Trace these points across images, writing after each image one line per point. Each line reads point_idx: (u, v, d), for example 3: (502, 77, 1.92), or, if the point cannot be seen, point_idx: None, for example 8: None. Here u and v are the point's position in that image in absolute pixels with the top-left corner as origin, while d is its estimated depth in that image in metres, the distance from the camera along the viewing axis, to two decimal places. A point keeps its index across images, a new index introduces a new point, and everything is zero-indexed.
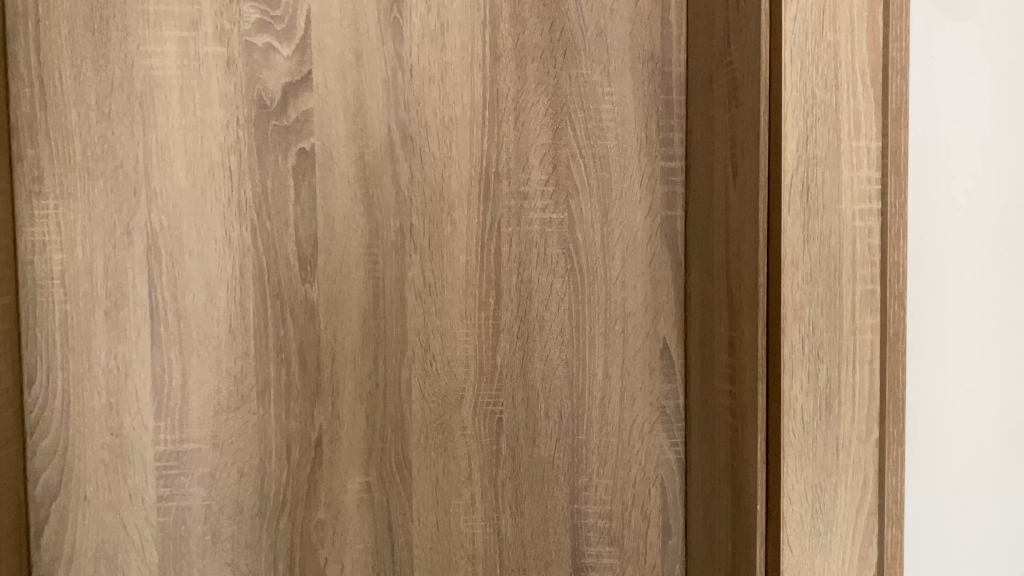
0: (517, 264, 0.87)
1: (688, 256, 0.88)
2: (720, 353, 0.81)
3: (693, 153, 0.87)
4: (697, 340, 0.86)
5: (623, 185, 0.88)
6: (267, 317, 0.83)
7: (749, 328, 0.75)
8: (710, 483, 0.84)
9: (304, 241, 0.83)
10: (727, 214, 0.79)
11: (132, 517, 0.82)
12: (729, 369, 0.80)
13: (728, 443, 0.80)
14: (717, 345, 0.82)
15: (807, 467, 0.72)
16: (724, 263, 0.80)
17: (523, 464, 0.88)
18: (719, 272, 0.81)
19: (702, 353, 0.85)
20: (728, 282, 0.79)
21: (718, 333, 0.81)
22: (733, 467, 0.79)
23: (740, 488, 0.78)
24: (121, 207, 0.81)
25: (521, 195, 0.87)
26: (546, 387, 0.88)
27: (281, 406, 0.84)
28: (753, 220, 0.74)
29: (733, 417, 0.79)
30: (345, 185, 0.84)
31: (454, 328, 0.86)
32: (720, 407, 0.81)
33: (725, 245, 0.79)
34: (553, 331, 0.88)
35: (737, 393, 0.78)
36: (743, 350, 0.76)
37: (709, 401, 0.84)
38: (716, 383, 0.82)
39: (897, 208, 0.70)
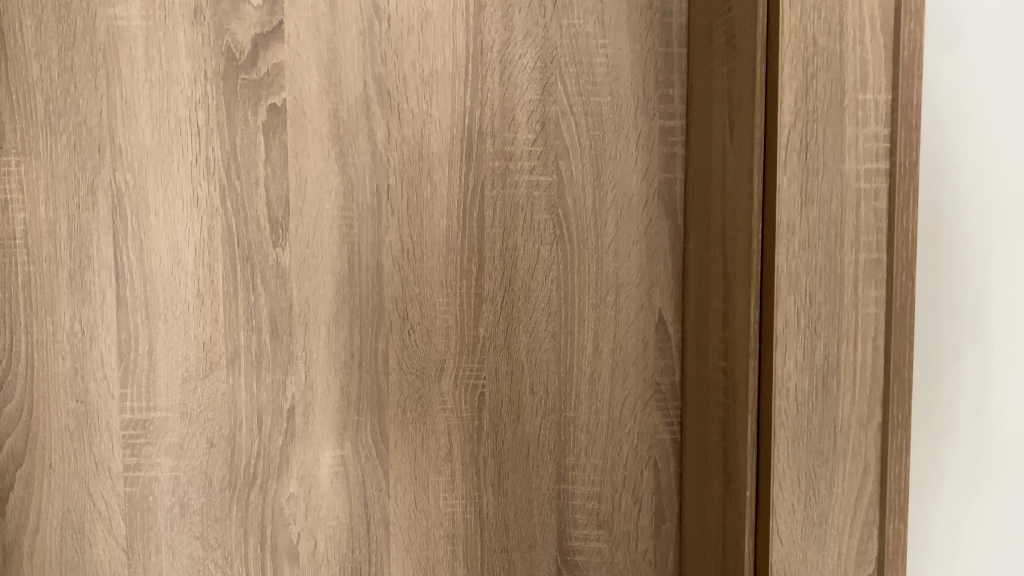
0: (502, 229, 0.82)
1: (686, 223, 0.82)
2: (715, 327, 0.75)
3: (693, 110, 0.80)
4: (694, 313, 0.80)
5: (618, 145, 0.82)
6: (236, 282, 0.80)
7: (742, 299, 0.69)
8: (703, 466, 0.79)
9: (275, 202, 0.79)
10: (723, 175, 0.73)
11: (97, 486, 0.80)
12: (722, 343, 0.74)
13: (721, 423, 0.74)
14: (712, 318, 0.76)
15: (801, 451, 0.66)
16: (720, 229, 0.73)
17: (506, 441, 0.83)
18: (715, 239, 0.75)
19: (698, 326, 0.79)
20: (723, 250, 0.73)
21: (713, 305, 0.75)
22: (725, 449, 0.73)
23: (730, 472, 0.72)
24: (84, 165, 0.78)
25: (506, 155, 0.81)
26: (532, 361, 0.83)
27: (252, 375, 0.81)
28: (748, 181, 0.67)
29: (725, 395, 0.73)
30: (319, 143, 0.79)
31: (434, 296, 0.82)
32: (714, 385, 0.76)
33: (721, 210, 0.73)
34: (540, 301, 0.83)
35: (730, 370, 0.72)
36: (736, 323, 0.70)
37: (703, 378, 0.78)
38: (711, 359, 0.76)
39: (907, 168, 0.63)
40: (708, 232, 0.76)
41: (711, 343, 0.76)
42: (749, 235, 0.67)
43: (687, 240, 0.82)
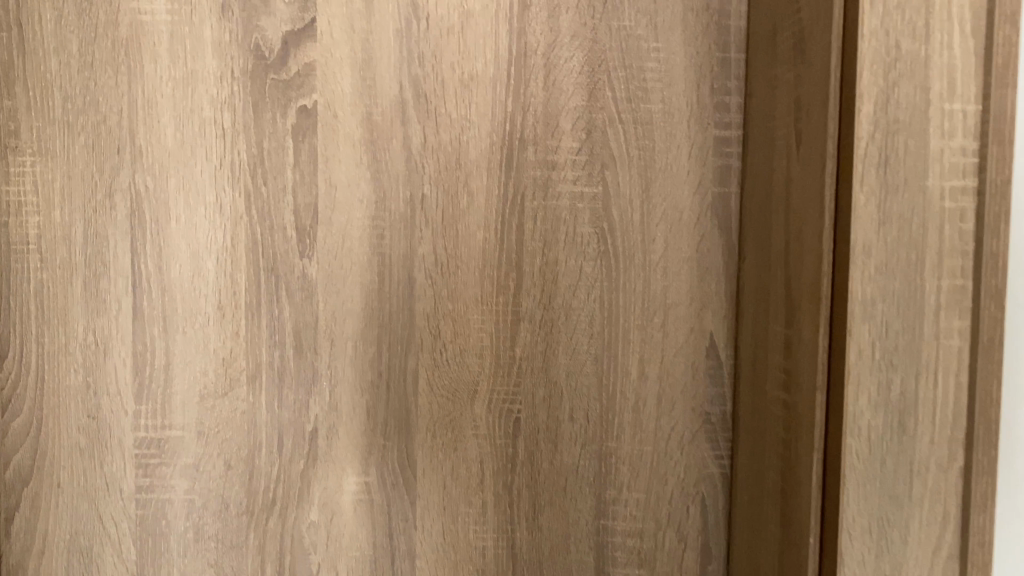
0: (543, 244, 0.76)
1: (742, 240, 0.76)
2: (775, 355, 0.69)
3: (751, 120, 0.75)
4: (750, 339, 0.74)
5: (669, 156, 0.76)
6: (259, 294, 0.75)
7: (809, 327, 0.63)
8: (757, 505, 0.73)
9: (303, 210, 0.75)
10: (788, 191, 0.67)
11: (108, 508, 0.75)
12: (784, 373, 0.67)
13: (779, 461, 0.68)
14: (771, 345, 0.70)
15: (873, 496, 0.59)
16: (783, 249, 0.67)
17: (542, 471, 0.78)
18: (777, 260, 0.69)
19: (755, 353, 0.73)
20: (786, 272, 0.67)
21: (774, 331, 0.69)
22: (784, 489, 0.67)
23: (790, 515, 0.66)
24: (103, 167, 0.73)
25: (549, 164, 0.76)
26: (572, 386, 0.77)
27: (274, 394, 0.76)
28: (818, 197, 0.61)
29: (786, 431, 0.67)
30: (350, 149, 0.75)
31: (469, 314, 0.76)
32: (773, 418, 0.69)
33: (785, 228, 0.67)
34: (582, 321, 0.77)
35: (792, 403, 0.66)
36: (801, 353, 0.64)
37: (760, 410, 0.72)
38: (770, 390, 0.70)
39: (998, 185, 0.57)
40: (769, 252, 0.70)
41: (770, 373, 0.70)
42: (819, 257, 0.61)
43: (743, 259, 0.76)
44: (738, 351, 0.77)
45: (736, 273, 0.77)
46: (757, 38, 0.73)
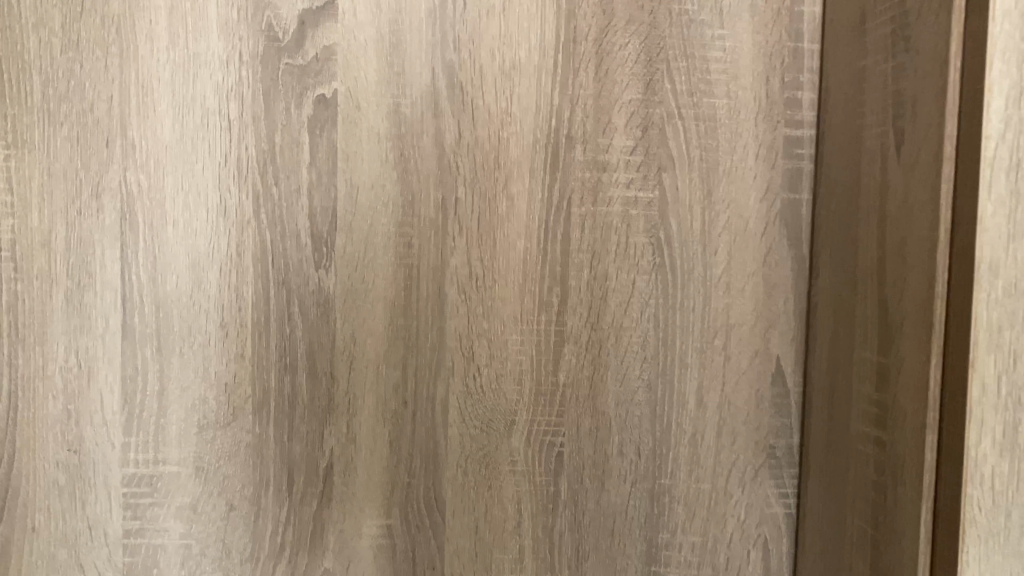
0: (591, 255, 0.67)
1: (815, 253, 0.68)
2: (863, 385, 0.60)
3: (828, 119, 0.66)
4: (826, 364, 0.66)
5: (734, 157, 0.68)
6: (268, 311, 0.65)
7: (914, 356, 0.54)
8: (834, 554, 0.64)
9: (319, 215, 0.65)
10: (884, 197, 0.58)
11: (91, 555, 0.65)
12: (876, 406, 0.59)
13: (869, 507, 0.59)
14: (858, 373, 0.61)
15: (997, 558, 0.50)
16: (877, 264, 0.59)
17: (586, 512, 0.69)
18: (868, 276, 0.60)
19: (833, 380, 0.65)
20: (881, 290, 0.58)
21: (861, 358, 0.61)
22: (874, 540, 0.58)
23: (885, 572, 0.57)
24: (89, 163, 0.64)
25: (599, 164, 0.67)
26: (622, 415, 0.68)
27: (283, 424, 0.66)
28: (930, 205, 0.53)
29: (879, 473, 0.58)
30: (374, 145, 0.65)
31: (506, 334, 0.67)
32: (858, 457, 0.61)
33: (880, 240, 0.58)
34: (634, 343, 0.68)
35: (888, 442, 0.57)
36: (902, 385, 0.56)
37: (840, 446, 0.63)
38: (854, 424, 0.62)
39: None
40: (855, 267, 0.62)
41: (855, 404, 0.61)
42: (931, 275, 0.53)
43: (816, 274, 0.68)
44: (809, 377, 0.68)
45: (807, 290, 0.69)
46: (838, 25, 0.65)
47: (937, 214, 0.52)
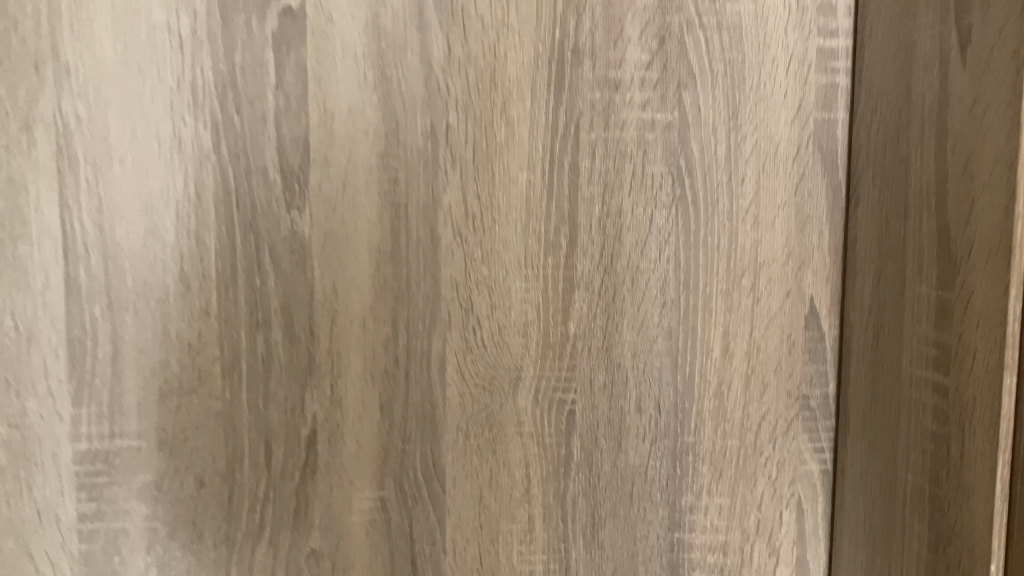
0: (602, 187, 0.60)
1: (854, 179, 0.60)
2: (919, 326, 0.53)
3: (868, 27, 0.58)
4: (869, 305, 0.58)
5: (762, 72, 0.60)
6: (235, 260, 0.57)
7: (986, 287, 0.47)
8: (881, 514, 0.57)
9: (290, 147, 0.57)
10: (944, 107, 0.51)
11: (42, 543, 0.57)
12: (937, 348, 0.51)
13: (926, 461, 0.52)
14: (910, 311, 0.54)
15: None
16: (935, 186, 0.51)
17: (602, 477, 0.61)
18: (923, 200, 0.53)
19: (878, 322, 0.57)
20: (941, 215, 0.51)
21: (915, 294, 0.53)
22: (933, 498, 0.52)
23: (948, 533, 0.50)
24: (16, 91, 0.54)
25: (610, 83, 0.59)
26: (640, 368, 0.61)
27: (258, 388, 0.58)
28: (1007, 110, 0.45)
29: (939, 422, 0.51)
30: (351, 65, 0.57)
31: (508, 280, 0.59)
32: (911, 405, 0.54)
33: (940, 158, 0.51)
34: (652, 286, 0.61)
35: (951, 386, 0.50)
36: (969, 322, 0.48)
37: (887, 394, 0.57)
38: (905, 368, 0.54)
39: None
40: (905, 192, 0.54)
41: (908, 347, 0.54)
42: (1007, 192, 0.45)
43: (856, 203, 0.60)
44: (848, 320, 0.61)
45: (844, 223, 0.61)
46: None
47: (1016, 118, 0.44)
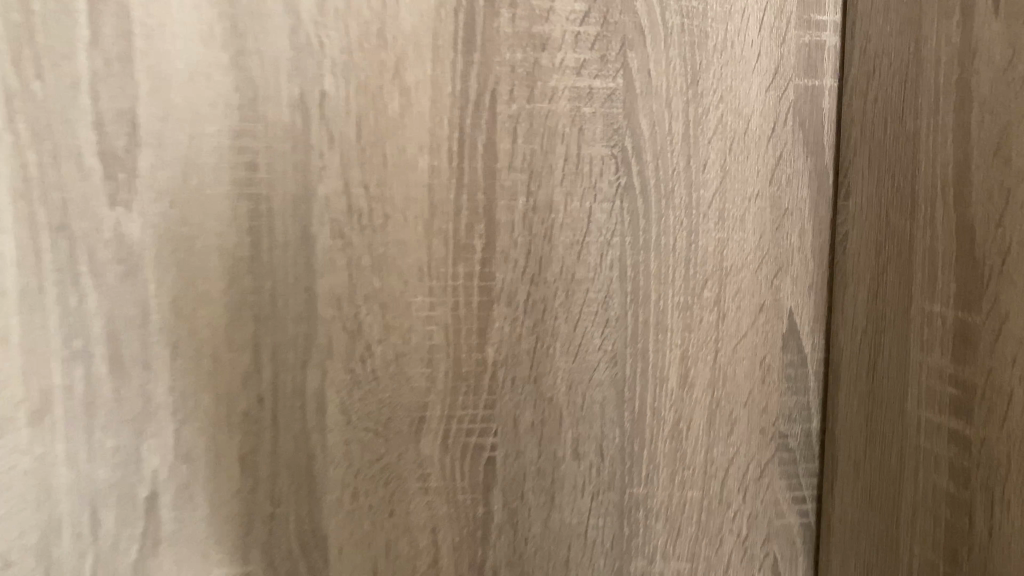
0: (528, 174, 0.46)
1: (844, 164, 0.48)
2: (930, 355, 0.41)
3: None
4: (863, 323, 0.46)
5: (727, 28, 0.47)
6: (41, 271, 0.43)
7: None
8: None
9: (111, 123, 0.43)
10: (966, 70, 0.38)
11: None
12: (955, 387, 0.39)
13: (939, 531, 0.40)
14: (918, 336, 0.42)
15: None
16: (954, 173, 0.39)
17: (530, 541, 0.49)
18: (935, 192, 0.40)
19: (874, 346, 0.45)
20: (961, 213, 0.39)
21: (924, 313, 0.41)
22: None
23: None
24: None
25: (536, 40, 0.46)
26: (577, 403, 0.48)
27: (77, 438, 0.44)
28: None
29: (958, 483, 0.39)
30: (192, 15, 0.43)
31: (407, 294, 0.46)
32: (918, 456, 0.42)
33: (960, 137, 0.39)
34: (592, 300, 0.48)
35: (976, 439, 0.38)
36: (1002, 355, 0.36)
37: (885, 439, 0.44)
38: (911, 409, 0.42)
39: None
40: (913, 180, 0.42)
41: (915, 381, 0.42)
42: None
43: (847, 193, 0.48)
44: (836, 339, 0.49)
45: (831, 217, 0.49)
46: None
47: None
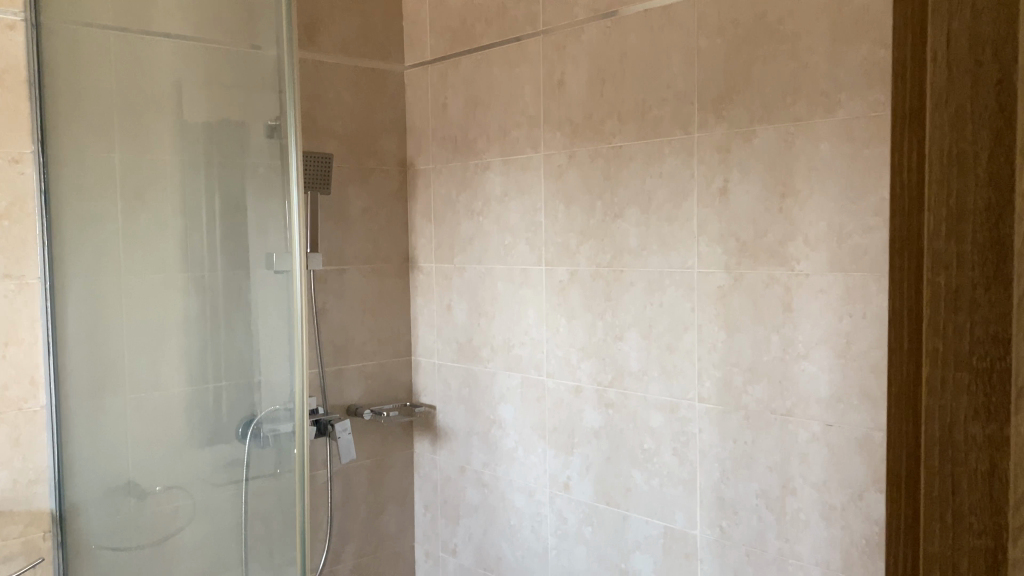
0: None
1: (938, 252, 0.71)
2: (952, 321, 0.70)
3: None
4: (958, 338, 0.69)
5: None
6: None
7: (961, 285, 0.69)
8: (946, 474, 0.71)
9: None
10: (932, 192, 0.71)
11: None
12: (939, 337, 0.71)
13: (966, 420, 0.69)
14: (945, 338, 0.70)
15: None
16: (940, 241, 0.70)
17: None
18: (933, 252, 0.71)
19: (952, 361, 0.70)
20: (942, 273, 0.70)
21: (944, 303, 0.70)
22: (974, 451, 0.68)
23: (955, 449, 0.70)
24: None
25: None
26: None
27: None
28: (942, 184, 0.70)
29: (964, 400, 0.69)
30: None
31: None
32: (951, 411, 0.70)
33: (931, 228, 0.71)
34: None
35: (960, 372, 0.69)
36: (976, 321, 0.68)
37: (947, 416, 0.71)
38: (930, 367, 0.72)
39: (1009, 125, 0.65)
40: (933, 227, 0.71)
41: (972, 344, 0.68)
42: (981, 227, 0.67)
43: (935, 264, 0.71)
44: (939, 369, 0.71)
45: None
46: None
47: (985, 167, 0.67)
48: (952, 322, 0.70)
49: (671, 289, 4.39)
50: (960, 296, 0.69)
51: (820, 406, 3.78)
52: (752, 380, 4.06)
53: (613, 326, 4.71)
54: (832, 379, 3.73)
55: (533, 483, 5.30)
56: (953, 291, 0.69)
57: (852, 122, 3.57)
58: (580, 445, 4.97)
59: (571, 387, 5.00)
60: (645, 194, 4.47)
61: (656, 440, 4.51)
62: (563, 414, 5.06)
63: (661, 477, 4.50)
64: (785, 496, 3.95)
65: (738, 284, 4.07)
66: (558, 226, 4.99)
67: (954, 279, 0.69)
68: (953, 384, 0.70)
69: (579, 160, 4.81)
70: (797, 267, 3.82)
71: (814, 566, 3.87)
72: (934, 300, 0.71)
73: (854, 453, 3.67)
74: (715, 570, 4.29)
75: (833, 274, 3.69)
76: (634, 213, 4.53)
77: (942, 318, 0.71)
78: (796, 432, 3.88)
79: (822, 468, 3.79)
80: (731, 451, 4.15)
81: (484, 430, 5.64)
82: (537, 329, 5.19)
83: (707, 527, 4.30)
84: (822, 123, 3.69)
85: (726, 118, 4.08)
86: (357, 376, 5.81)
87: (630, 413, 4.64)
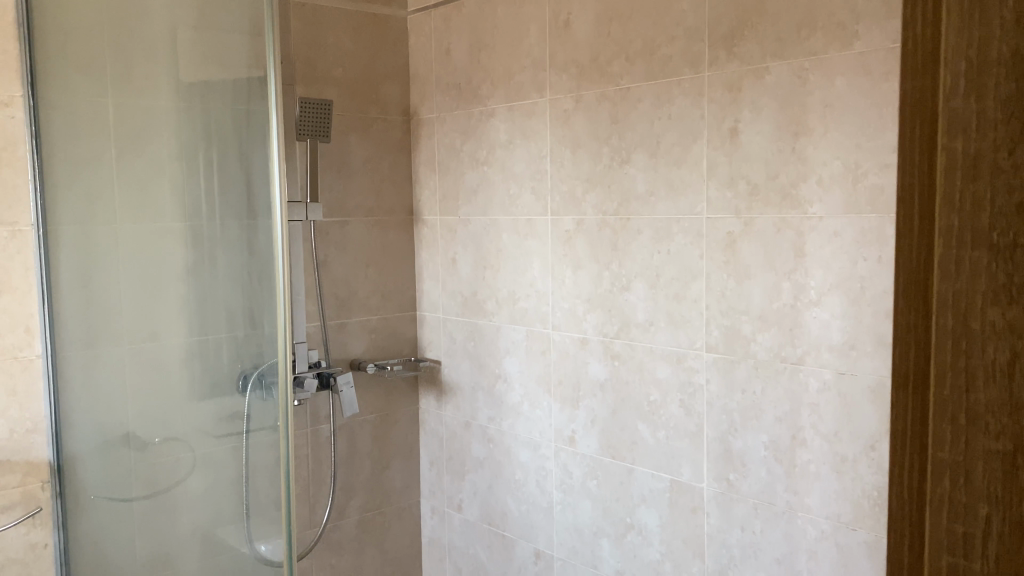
0: None
1: (955, 116, 0.60)
2: (972, 195, 0.59)
3: None
4: (981, 214, 0.58)
5: None
6: None
7: (983, 151, 0.58)
8: (962, 382, 0.61)
9: None
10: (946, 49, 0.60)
11: None
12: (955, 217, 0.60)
13: (988, 311, 0.58)
14: (963, 216, 0.59)
15: None
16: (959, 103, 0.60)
17: None
18: (949, 118, 0.60)
19: (972, 243, 0.59)
20: (962, 141, 0.59)
21: (962, 177, 0.59)
22: (997, 348, 0.58)
23: (974, 348, 0.59)
24: None
25: None
26: None
27: None
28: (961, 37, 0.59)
29: (987, 288, 0.58)
30: None
31: None
32: (970, 302, 0.59)
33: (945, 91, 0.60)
34: None
35: (979, 256, 0.59)
36: (1002, 192, 0.57)
37: (962, 310, 0.60)
38: (943, 254, 0.61)
39: None
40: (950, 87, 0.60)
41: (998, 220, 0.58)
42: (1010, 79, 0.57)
43: (950, 131, 0.60)
44: (954, 256, 0.60)
45: None
46: None
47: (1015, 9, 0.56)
48: (969, 194, 0.59)
49: (678, 237, 4.24)
50: (979, 165, 0.58)
51: (832, 355, 3.64)
52: (761, 328, 3.92)
53: (619, 277, 4.58)
54: (844, 325, 3.59)
55: (539, 437, 5.21)
56: (975, 159, 0.59)
57: (869, 54, 3.39)
58: (585, 398, 4.87)
59: (577, 338, 4.87)
60: (653, 137, 4.30)
61: (662, 392, 4.40)
62: (568, 366, 4.96)
63: (668, 430, 4.39)
64: (794, 447, 3.82)
65: (749, 230, 3.92)
66: (563, 174, 4.83)
67: (973, 144, 0.59)
68: (972, 271, 0.59)
69: (586, 104, 4.65)
70: (809, 209, 3.66)
71: (823, 519, 3.75)
72: (948, 176, 0.60)
73: (864, 401, 3.54)
74: (721, 522, 4.19)
75: (847, 216, 3.53)
76: (642, 157, 4.37)
77: (955, 190, 0.60)
78: (807, 381, 3.75)
79: (835, 419, 3.66)
80: (739, 402, 4.03)
81: (489, 384, 5.54)
82: (542, 281, 5.07)
83: (713, 480, 4.20)
84: (837, 57, 3.51)
85: (737, 55, 3.89)
86: (361, 330, 5.71)
87: (636, 364, 4.51)
